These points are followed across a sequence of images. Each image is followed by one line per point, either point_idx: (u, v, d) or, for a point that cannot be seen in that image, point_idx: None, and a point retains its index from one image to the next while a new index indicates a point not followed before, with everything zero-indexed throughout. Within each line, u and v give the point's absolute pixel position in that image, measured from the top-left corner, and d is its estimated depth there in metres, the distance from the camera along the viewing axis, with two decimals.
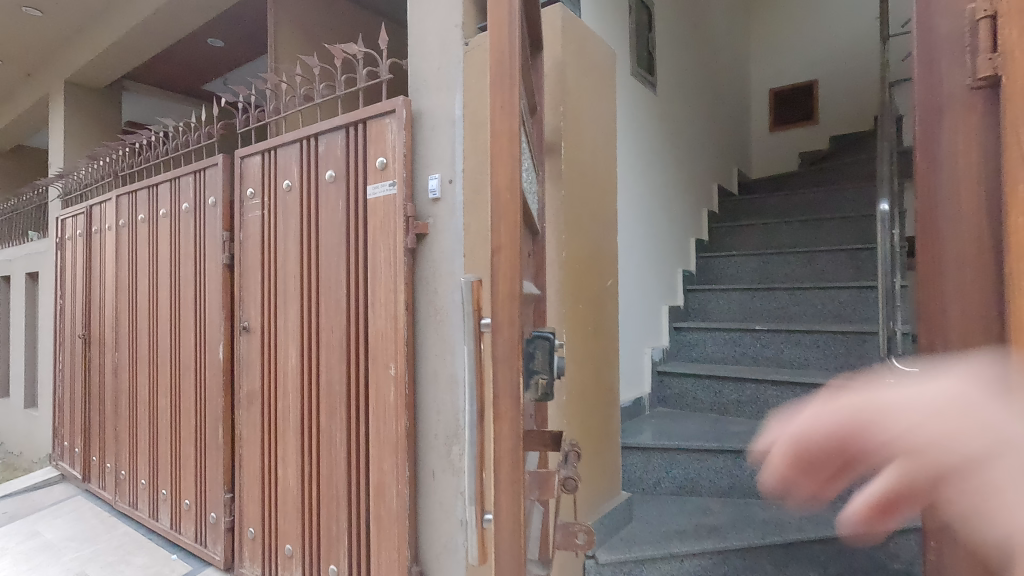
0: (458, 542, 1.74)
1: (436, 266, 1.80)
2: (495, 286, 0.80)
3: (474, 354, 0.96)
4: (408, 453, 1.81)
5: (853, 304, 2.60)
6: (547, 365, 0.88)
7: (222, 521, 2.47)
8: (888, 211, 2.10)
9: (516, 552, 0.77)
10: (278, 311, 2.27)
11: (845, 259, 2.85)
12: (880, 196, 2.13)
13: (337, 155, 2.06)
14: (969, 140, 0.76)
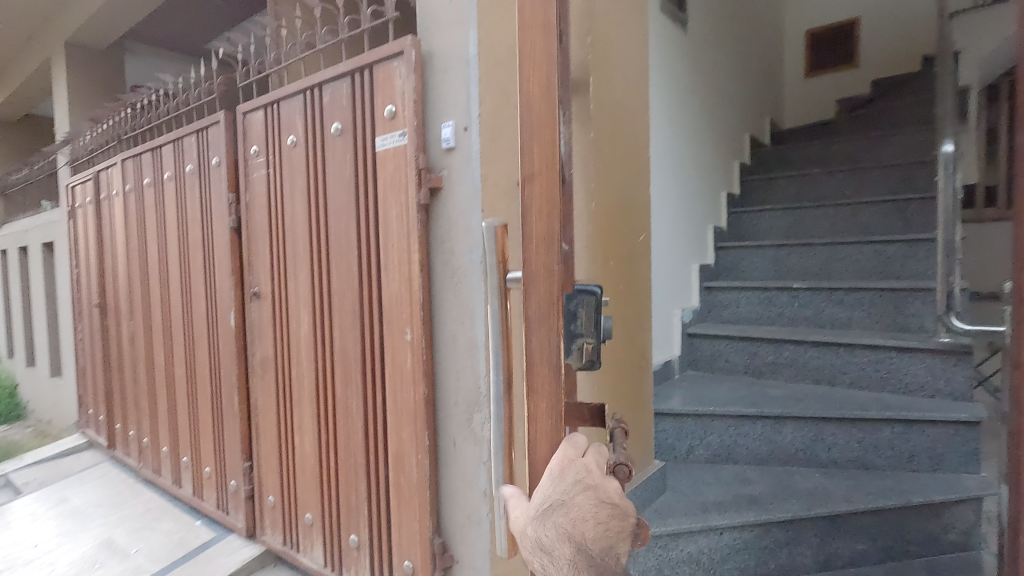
0: (482, 514, 1.66)
1: (452, 223, 1.66)
2: (529, 226, 0.72)
3: (499, 314, 0.84)
4: (426, 422, 1.71)
5: (901, 258, 2.41)
6: (593, 327, 0.77)
7: (242, 490, 2.44)
8: (952, 153, 1.88)
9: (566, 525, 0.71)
10: (288, 275, 2.16)
11: (892, 211, 2.64)
12: (943, 138, 1.91)
13: (342, 105, 1.90)
14: None
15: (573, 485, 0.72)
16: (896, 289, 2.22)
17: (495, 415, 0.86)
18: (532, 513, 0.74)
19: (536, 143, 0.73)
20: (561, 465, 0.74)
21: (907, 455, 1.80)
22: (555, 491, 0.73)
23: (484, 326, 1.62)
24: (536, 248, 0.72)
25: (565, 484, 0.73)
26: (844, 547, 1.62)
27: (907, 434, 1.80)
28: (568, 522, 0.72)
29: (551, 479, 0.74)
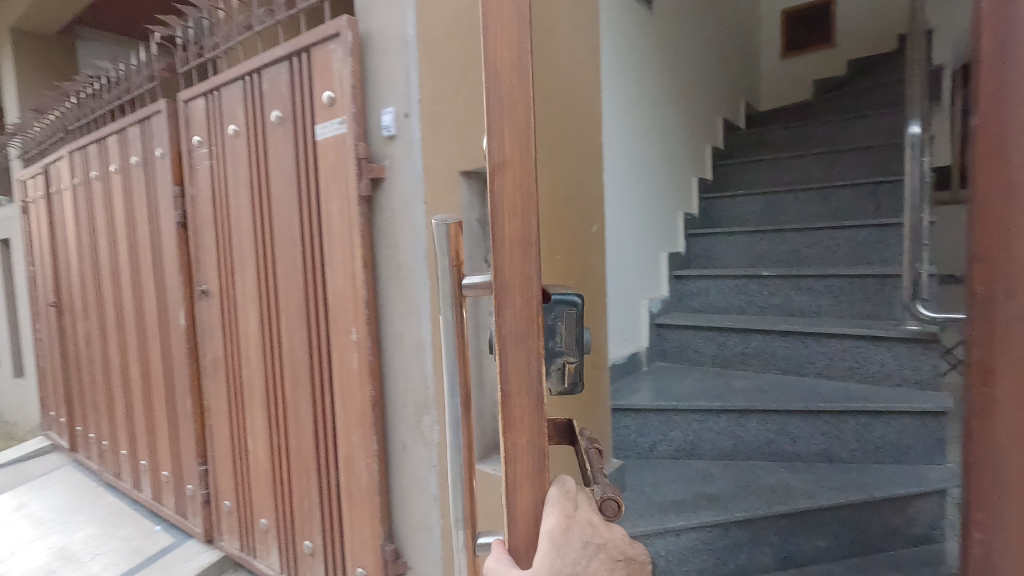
0: (434, 520, 1.58)
1: (395, 217, 1.56)
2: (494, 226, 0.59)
3: (455, 321, 0.75)
4: (377, 423, 1.63)
5: (872, 244, 2.35)
6: (574, 344, 0.68)
7: (198, 494, 2.35)
8: (919, 135, 1.81)
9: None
10: (234, 272, 2.05)
11: (865, 195, 2.58)
12: (909, 119, 1.84)
13: (282, 91, 1.77)
14: None
15: (581, 547, 0.60)
16: (865, 277, 2.17)
17: (452, 439, 0.75)
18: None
19: (502, 116, 0.58)
20: (566, 526, 0.60)
21: (873, 447, 1.76)
22: (562, 565, 0.59)
23: (431, 323, 1.52)
24: (507, 242, 0.60)
25: (572, 553, 0.59)
26: (805, 544, 1.58)
27: (871, 426, 1.75)
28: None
29: (557, 545, 0.59)
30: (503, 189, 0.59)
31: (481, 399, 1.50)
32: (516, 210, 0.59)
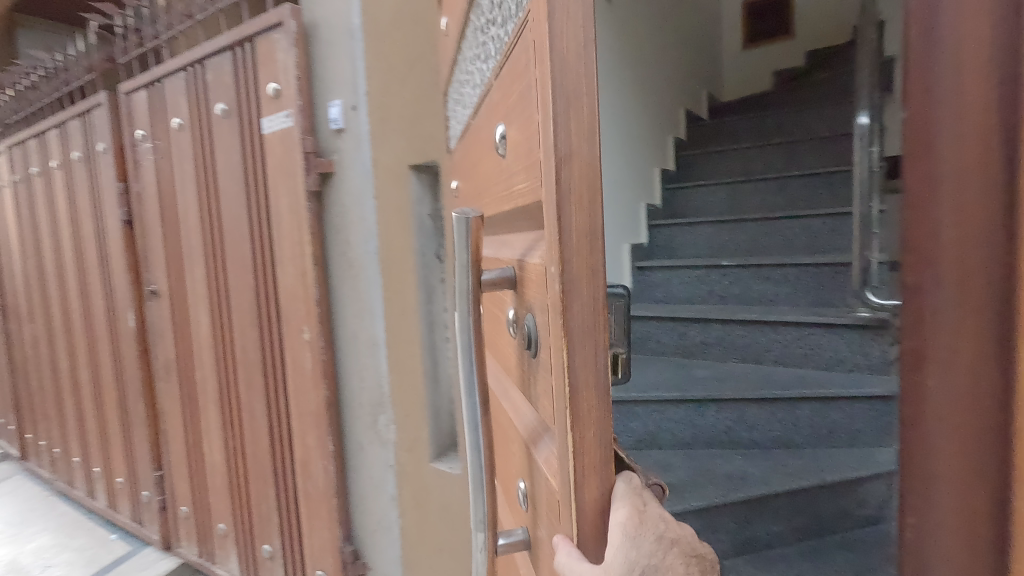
0: (392, 520, 1.56)
1: (346, 212, 1.52)
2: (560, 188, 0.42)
3: (471, 323, 0.62)
4: (332, 424, 1.59)
5: (826, 233, 2.40)
6: (625, 335, 0.57)
7: (154, 501, 2.27)
8: (867, 125, 1.85)
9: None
10: (183, 271, 1.96)
11: (821, 185, 2.61)
12: (859, 110, 1.87)
13: (225, 82, 1.68)
14: None
15: (658, 541, 0.45)
16: (819, 265, 2.21)
17: (470, 447, 0.65)
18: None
19: (565, 80, 0.41)
20: (644, 514, 0.45)
21: (826, 431, 1.81)
22: (636, 564, 0.44)
23: (385, 322, 1.48)
24: (576, 252, 0.42)
25: (647, 552, 0.44)
26: (761, 529, 1.61)
27: (824, 412, 1.79)
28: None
29: (630, 536, 0.44)
30: (573, 184, 0.41)
31: (436, 397, 1.50)
32: (587, 214, 0.42)
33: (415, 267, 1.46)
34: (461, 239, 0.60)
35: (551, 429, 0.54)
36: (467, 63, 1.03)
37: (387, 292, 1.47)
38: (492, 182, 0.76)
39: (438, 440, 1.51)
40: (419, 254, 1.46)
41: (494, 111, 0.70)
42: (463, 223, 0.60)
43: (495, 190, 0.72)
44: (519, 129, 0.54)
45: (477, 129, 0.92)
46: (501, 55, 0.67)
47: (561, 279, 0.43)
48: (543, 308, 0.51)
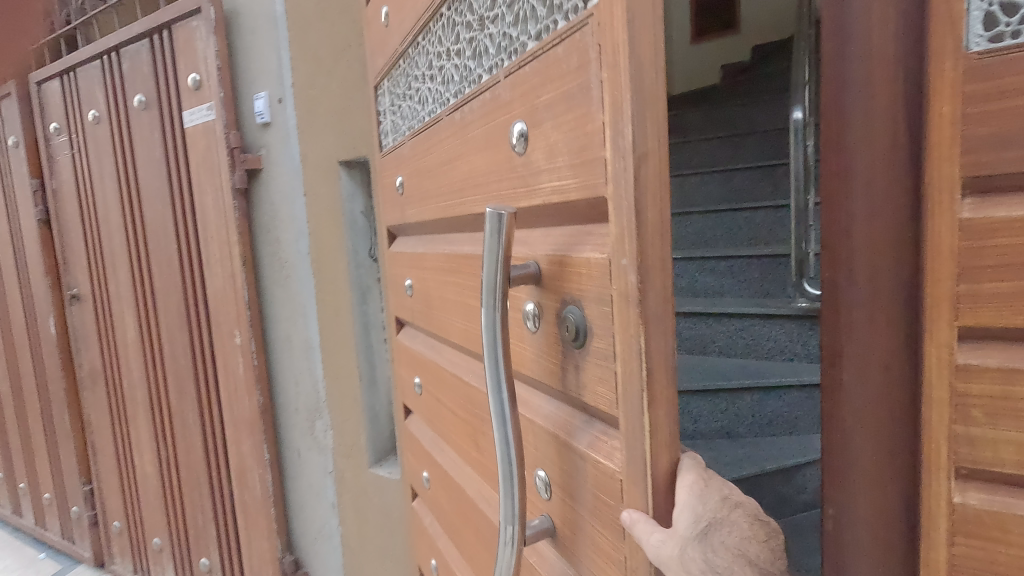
0: (332, 527, 1.54)
1: (275, 208, 1.46)
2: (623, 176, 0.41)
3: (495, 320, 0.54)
4: (268, 424, 1.55)
5: (768, 224, 2.22)
6: None
7: (85, 517, 2.21)
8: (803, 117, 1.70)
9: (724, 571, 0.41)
10: (107, 277, 1.89)
11: (762, 176, 2.38)
12: (795, 100, 1.73)
13: (144, 74, 1.63)
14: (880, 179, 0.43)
15: (726, 504, 0.43)
16: (762, 256, 2.08)
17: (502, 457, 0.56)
18: (687, 543, 0.41)
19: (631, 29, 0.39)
20: (707, 473, 0.43)
21: (768, 418, 1.70)
22: (705, 523, 0.42)
23: (318, 324, 1.44)
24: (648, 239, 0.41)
25: (717, 514, 0.42)
26: None
27: (768, 400, 1.69)
28: (736, 563, 0.41)
29: (693, 492, 0.43)
30: (657, 175, 0.40)
31: (373, 401, 1.45)
32: (664, 203, 0.41)
33: (348, 268, 1.41)
34: (493, 237, 0.52)
35: (615, 426, 0.49)
36: (419, 63, 0.98)
37: (320, 295, 1.42)
38: (497, 180, 0.64)
39: (377, 446, 1.47)
40: (352, 253, 1.41)
41: (501, 117, 0.62)
42: (499, 221, 0.52)
43: (506, 191, 0.62)
44: (555, 130, 0.50)
45: (438, 133, 0.87)
46: (523, 54, 0.58)
47: (640, 261, 0.41)
48: (591, 302, 0.48)
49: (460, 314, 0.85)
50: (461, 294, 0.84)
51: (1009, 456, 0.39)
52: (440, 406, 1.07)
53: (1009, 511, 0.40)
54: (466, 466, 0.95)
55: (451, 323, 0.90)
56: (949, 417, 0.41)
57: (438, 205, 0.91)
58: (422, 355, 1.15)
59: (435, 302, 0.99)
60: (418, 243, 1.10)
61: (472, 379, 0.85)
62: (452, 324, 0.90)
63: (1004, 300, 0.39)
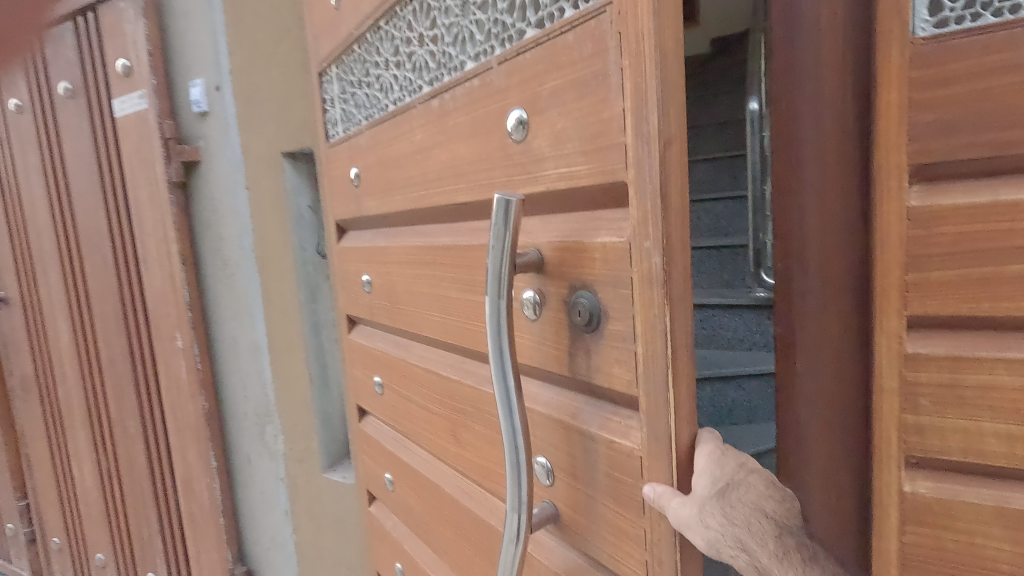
0: (287, 535, 1.48)
1: (216, 204, 1.37)
2: (648, 167, 0.44)
3: (507, 308, 0.55)
4: (213, 433, 1.44)
5: (728, 217, 2.32)
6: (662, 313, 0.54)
7: (21, 533, 1.94)
8: (757, 111, 1.86)
9: (749, 525, 0.44)
10: (35, 274, 1.65)
11: (722, 167, 2.50)
12: (749, 95, 1.89)
13: (66, 57, 1.45)
14: (829, 194, 0.50)
15: (742, 468, 0.45)
16: (721, 246, 2.21)
17: (508, 445, 0.56)
18: (705, 504, 0.44)
19: (652, 36, 0.42)
20: (722, 441, 0.47)
21: (728, 409, 1.73)
22: (723, 484, 0.45)
23: (266, 325, 1.37)
24: (672, 221, 0.44)
25: (731, 476, 0.45)
26: None
27: (725, 391, 1.73)
28: (754, 518, 0.44)
29: (712, 458, 0.46)
30: (678, 161, 0.43)
31: (325, 404, 1.38)
32: (685, 187, 0.44)
33: (293, 266, 1.32)
34: (501, 226, 0.52)
35: (628, 401, 0.50)
36: (382, 44, 0.93)
37: (266, 295, 1.36)
38: (488, 169, 0.63)
39: (331, 449, 1.40)
40: (298, 250, 1.32)
41: (493, 103, 0.61)
42: (507, 211, 0.52)
43: (500, 179, 0.61)
44: (560, 116, 0.51)
45: (407, 125, 0.84)
46: (518, 40, 0.58)
47: (664, 244, 0.44)
48: (606, 287, 0.49)
49: (440, 305, 0.81)
50: (441, 288, 0.80)
51: (954, 442, 0.44)
52: (404, 406, 1.01)
53: (951, 498, 0.45)
54: (440, 463, 0.91)
55: (427, 315, 0.86)
56: (901, 406, 0.46)
57: (404, 192, 0.87)
58: (382, 353, 1.07)
59: (403, 294, 0.94)
60: (375, 237, 1.04)
61: (452, 372, 0.82)
62: (429, 317, 0.86)
63: (945, 287, 0.44)
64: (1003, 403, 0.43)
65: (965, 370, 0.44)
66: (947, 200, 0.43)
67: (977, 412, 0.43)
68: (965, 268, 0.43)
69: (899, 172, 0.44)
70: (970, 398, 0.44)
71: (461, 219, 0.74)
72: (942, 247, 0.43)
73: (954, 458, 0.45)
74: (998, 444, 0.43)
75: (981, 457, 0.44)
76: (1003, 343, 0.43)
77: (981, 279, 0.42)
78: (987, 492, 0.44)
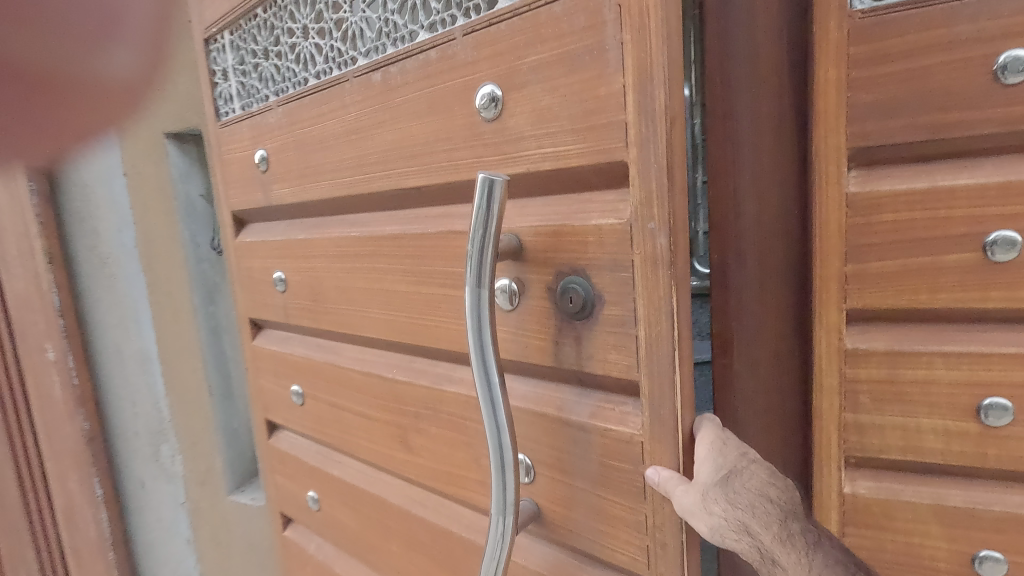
0: (190, 566, 1.30)
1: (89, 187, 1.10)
2: (655, 148, 0.43)
3: (486, 299, 0.51)
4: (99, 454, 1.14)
5: None
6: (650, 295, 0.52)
7: None
8: None
9: (755, 511, 0.44)
10: None
11: None
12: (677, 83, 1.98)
13: None
14: (766, 206, 0.65)
15: (743, 457, 0.46)
16: None
17: (492, 445, 0.53)
18: (709, 489, 0.45)
19: (653, 15, 0.41)
20: (722, 429, 0.47)
21: None
22: (726, 471, 0.45)
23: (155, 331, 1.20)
24: (674, 202, 0.44)
25: (733, 464, 0.46)
26: None
27: None
28: (758, 502, 0.44)
29: (713, 446, 0.47)
30: (680, 141, 0.43)
31: (229, 417, 1.23)
32: (685, 169, 0.44)
33: (186, 263, 1.15)
34: (485, 208, 0.48)
35: (625, 386, 0.50)
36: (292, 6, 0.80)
37: (155, 294, 1.18)
38: (450, 149, 0.58)
39: (237, 468, 1.25)
40: (190, 244, 1.15)
41: (455, 78, 0.56)
42: (492, 190, 0.48)
43: (465, 161, 0.56)
44: (544, 93, 0.49)
45: (339, 102, 0.71)
46: (486, 11, 0.53)
47: (669, 224, 0.44)
48: (601, 271, 0.48)
49: (376, 302, 0.72)
50: (381, 283, 0.70)
51: (893, 440, 0.56)
52: (326, 419, 0.87)
53: (890, 497, 0.57)
54: (385, 474, 0.81)
55: (360, 314, 0.75)
56: (840, 401, 0.57)
57: (318, 180, 0.76)
58: (296, 360, 0.91)
59: (326, 290, 0.80)
60: (281, 227, 0.89)
61: (395, 375, 0.72)
62: (363, 314, 0.75)
63: (882, 278, 0.54)
64: (933, 401, 0.54)
65: (900, 367, 0.55)
66: (882, 186, 0.53)
67: (912, 411, 0.55)
68: (900, 263, 0.53)
69: (840, 183, 0.54)
70: (905, 395, 0.55)
71: (407, 204, 0.66)
72: (876, 248, 0.54)
73: (894, 456, 0.57)
74: (934, 438, 0.55)
75: (918, 453, 0.56)
76: (925, 339, 0.54)
77: (915, 282, 0.53)
78: (923, 489, 0.57)
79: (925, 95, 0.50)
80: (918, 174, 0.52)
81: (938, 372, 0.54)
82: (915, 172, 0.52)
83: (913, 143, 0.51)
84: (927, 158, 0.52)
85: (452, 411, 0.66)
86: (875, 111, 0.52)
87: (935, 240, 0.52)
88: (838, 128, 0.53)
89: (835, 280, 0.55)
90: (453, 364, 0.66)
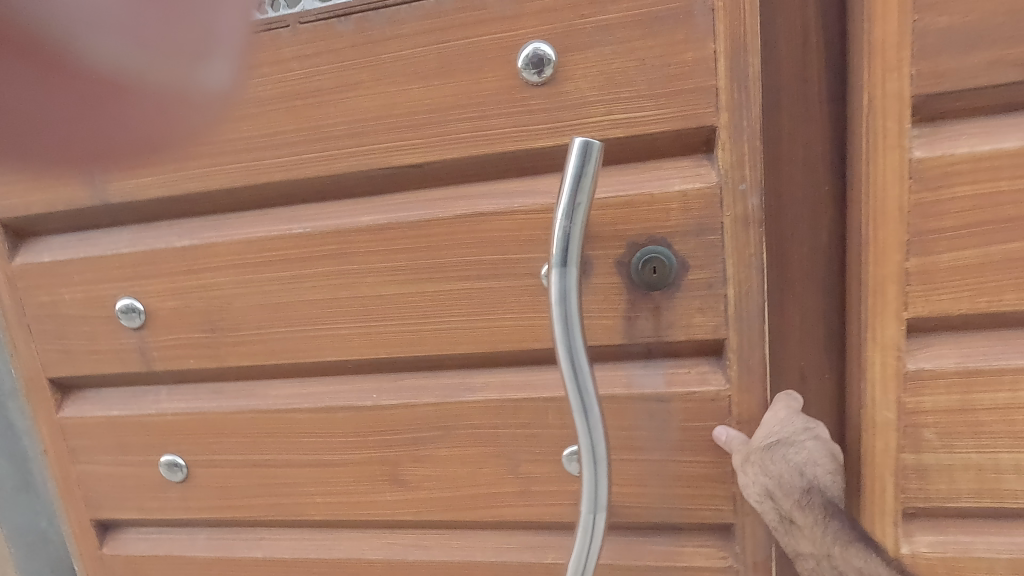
0: None
1: None
2: (747, 111, 0.45)
3: (576, 281, 0.46)
4: None
5: None
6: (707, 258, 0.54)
7: None
8: None
9: (783, 483, 0.47)
10: None
11: None
12: None
13: None
14: (798, 185, 0.51)
15: (803, 430, 0.50)
16: None
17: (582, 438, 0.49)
18: (748, 454, 0.49)
19: None
20: (791, 401, 0.51)
21: None
22: (781, 442, 0.49)
23: None
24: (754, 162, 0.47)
25: (789, 436, 0.49)
26: None
27: None
28: (789, 473, 0.48)
29: (777, 413, 0.50)
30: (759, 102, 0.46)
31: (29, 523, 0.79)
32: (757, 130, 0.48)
33: None
34: (580, 174, 0.43)
35: (703, 346, 0.51)
36: None
37: None
38: (481, 117, 0.49)
39: None
40: None
41: (486, 33, 0.48)
42: (591, 154, 0.43)
43: (506, 132, 0.49)
44: (615, 55, 0.46)
45: (273, 56, 0.52)
46: None
47: (759, 184, 0.47)
48: (685, 236, 0.48)
49: (344, 313, 0.57)
50: (353, 288, 0.56)
51: (967, 484, 0.49)
52: (241, 487, 0.64)
53: (958, 555, 0.50)
54: (350, 528, 0.65)
55: (318, 334, 0.58)
56: (901, 443, 0.49)
57: (232, 164, 0.55)
58: (163, 422, 0.64)
59: (237, 313, 0.59)
60: (116, 239, 0.61)
61: (376, 401, 0.58)
62: (317, 333, 0.58)
63: (956, 273, 0.46)
64: (1016, 431, 0.48)
65: (977, 391, 0.47)
66: (956, 147, 0.44)
67: (990, 446, 0.48)
68: (981, 252, 0.45)
69: (899, 137, 0.45)
70: (983, 427, 0.48)
71: (390, 188, 0.54)
72: (948, 234, 0.46)
73: (966, 504, 0.49)
74: (1015, 479, 0.48)
75: (995, 497, 0.49)
76: (1001, 353, 0.47)
77: (998, 278, 0.46)
78: (995, 541, 0.50)
79: (998, 33, 0.42)
80: (1000, 127, 0.44)
81: (1021, 395, 0.47)
82: (994, 125, 0.44)
83: (997, 86, 0.43)
84: (1011, 107, 0.44)
85: (477, 425, 0.57)
86: (957, 45, 0.43)
87: (1018, 225, 0.45)
88: (899, 66, 0.44)
89: (893, 280, 0.47)
90: (463, 371, 0.57)
